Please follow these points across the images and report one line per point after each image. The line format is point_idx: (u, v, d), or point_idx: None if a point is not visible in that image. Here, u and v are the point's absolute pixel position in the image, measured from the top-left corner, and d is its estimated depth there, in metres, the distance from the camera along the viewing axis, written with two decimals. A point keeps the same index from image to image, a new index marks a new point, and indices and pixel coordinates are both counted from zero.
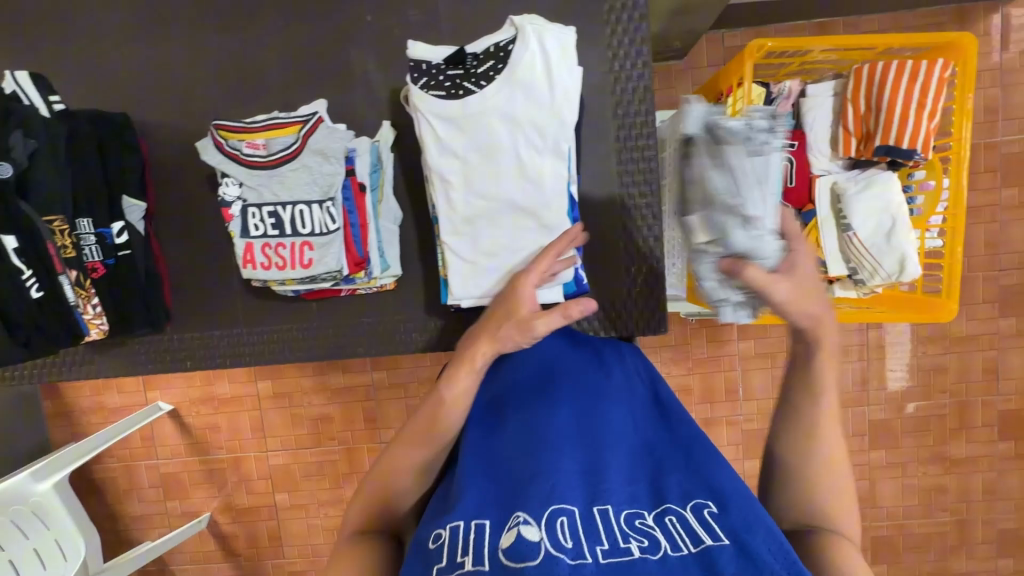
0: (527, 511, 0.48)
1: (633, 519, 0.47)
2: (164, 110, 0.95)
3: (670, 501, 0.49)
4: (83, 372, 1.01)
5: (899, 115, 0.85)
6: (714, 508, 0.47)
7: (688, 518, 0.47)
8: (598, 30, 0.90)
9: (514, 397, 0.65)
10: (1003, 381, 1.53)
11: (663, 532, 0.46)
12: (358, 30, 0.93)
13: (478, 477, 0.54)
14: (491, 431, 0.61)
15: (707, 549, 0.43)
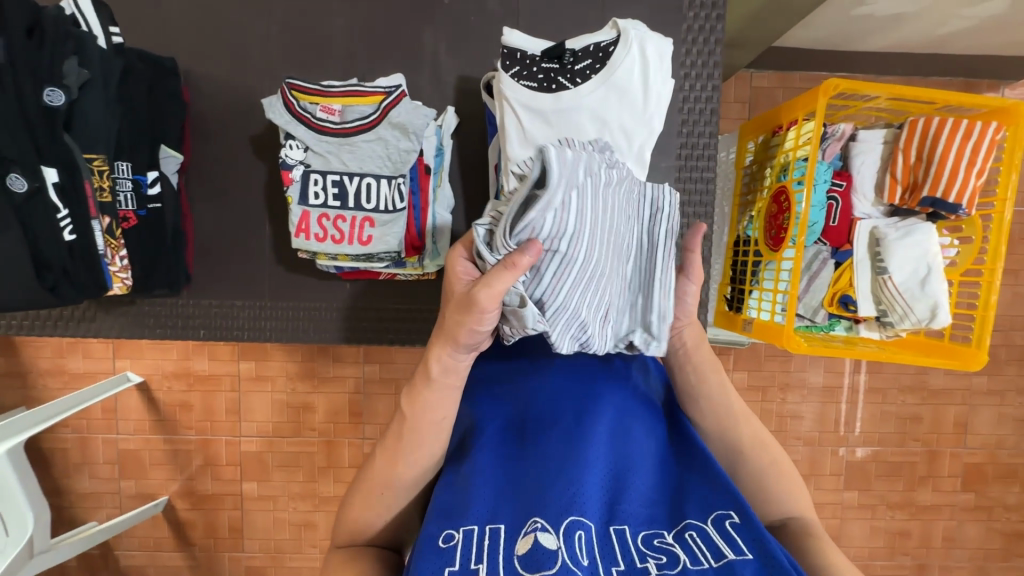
0: (545, 517, 0.49)
1: (650, 539, 0.49)
2: (217, 64, 0.91)
3: (691, 518, 0.51)
4: (86, 331, 0.94)
5: (949, 171, 0.89)
6: (735, 520, 0.50)
7: (710, 533, 0.49)
8: (676, 47, 0.91)
9: (528, 398, 0.65)
10: (972, 435, 1.61)
11: (683, 548, 0.47)
12: (432, 11, 0.91)
13: (492, 484, 0.54)
14: (505, 432, 0.61)
15: (729, 562, 0.45)
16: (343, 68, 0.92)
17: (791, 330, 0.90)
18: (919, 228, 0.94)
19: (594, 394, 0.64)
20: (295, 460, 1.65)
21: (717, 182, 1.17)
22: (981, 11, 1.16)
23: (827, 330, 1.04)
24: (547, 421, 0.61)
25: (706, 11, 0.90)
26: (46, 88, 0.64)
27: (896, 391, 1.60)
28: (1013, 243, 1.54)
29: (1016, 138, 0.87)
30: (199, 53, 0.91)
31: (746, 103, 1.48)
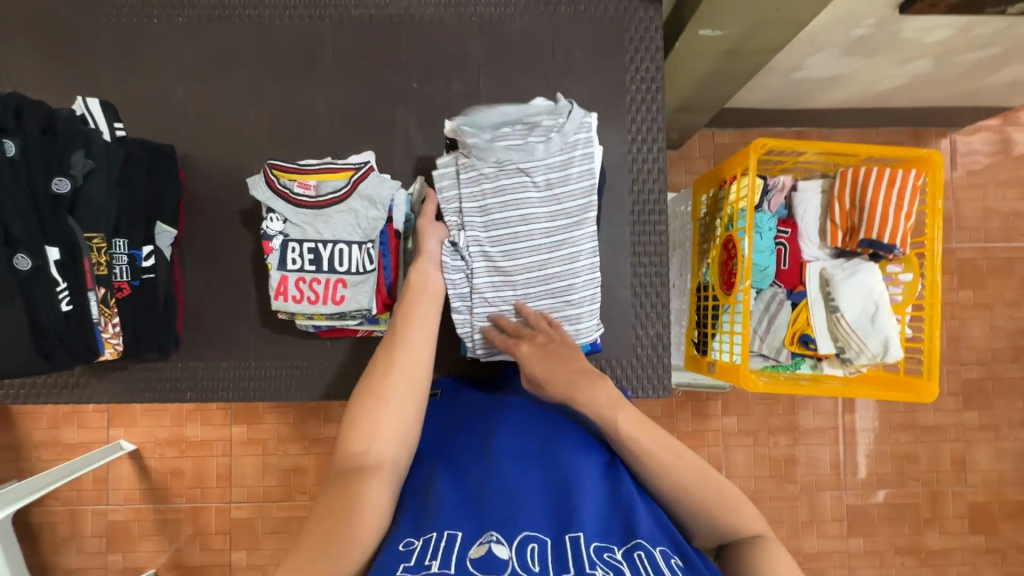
0: (499, 532, 0.52)
1: (602, 550, 0.50)
2: (212, 147, 1.02)
3: (641, 538, 0.52)
4: (79, 397, 0.99)
5: (881, 215, 0.96)
6: (679, 559, 0.50)
7: (656, 557, 0.49)
8: (622, 116, 1.02)
9: (497, 427, 0.68)
10: (971, 472, 1.59)
11: (630, 566, 0.48)
12: (405, 95, 1.02)
13: (453, 499, 0.57)
14: (474, 455, 0.64)
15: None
16: (326, 146, 1.02)
17: (748, 369, 0.94)
18: (863, 269, 1.00)
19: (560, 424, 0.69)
20: (286, 526, 1.63)
21: (678, 232, 1.25)
22: (909, 70, 1.28)
23: (793, 369, 1.08)
24: (511, 443, 0.65)
25: (645, 85, 1.02)
26: (55, 178, 0.73)
27: (887, 429, 1.60)
28: (981, 278, 1.60)
29: (936, 184, 0.95)
30: (197, 139, 1.02)
31: (708, 159, 1.59)
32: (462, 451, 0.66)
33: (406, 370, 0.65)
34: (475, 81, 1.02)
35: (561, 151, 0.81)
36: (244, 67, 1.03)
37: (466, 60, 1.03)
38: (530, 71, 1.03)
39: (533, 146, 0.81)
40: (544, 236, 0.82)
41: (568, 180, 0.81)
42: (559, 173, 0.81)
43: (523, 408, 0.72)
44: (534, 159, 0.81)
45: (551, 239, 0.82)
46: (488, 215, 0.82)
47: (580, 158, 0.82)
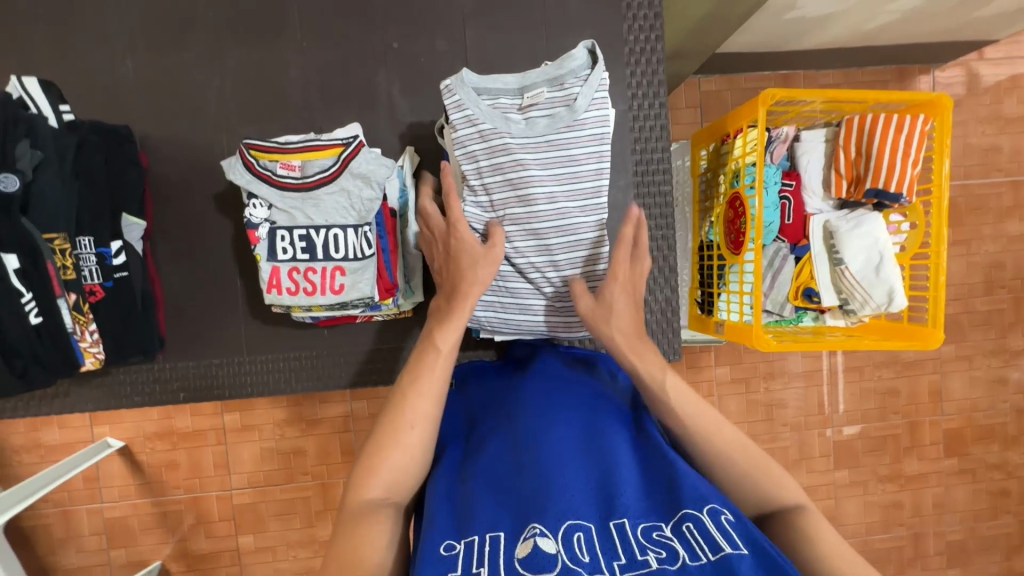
0: (543, 523, 0.50)
1: (650, 531, 0.49)
2: (174, 126, 0.92)
3: (686, 507, 0.50)
4: (61, 406, 0.92)
5: (887, 164, 0.94)
6: (730, 515, 0.49)
7: (706, 523, 0.48)
8: (621, 70, 0.95)
9: (519, 413, 0.66)
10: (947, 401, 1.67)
11: (681, 541, 0.47)
12: (383, 56, 0.93)
13: (489, 495, 0.56)
14: (503, 445, 0.62)
15: (727, 556, 0.44)
16: (301, 119, 0.93)
17: (760, 329, 0.93)
18: (866, 217, 1.00)
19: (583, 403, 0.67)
20: (288, 507, 1.62)
21: (675, 189, 1.21)
22: (903, 5, 1.23)
23: (796, 323, 1.09)
24: (537, 426, 0.63)
25: (644, 34, 0.95)
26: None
27: (871, 367, 1.65)
28: (961, 215, 1.62)
29: (942, 129, 0.92)
30: (155, 118, 0.91)
31: (696, 107, 1.54)
32: (490, 438, 0.64)
33: (425, 417, 0.61)
34: (460, 36, 0.94)
35: (566, 127, 0.76)
36: (200, 32, 0.91)
37: (448, 13, 0.93)
38: (518, 24, 0.94)
39: (560, 110, 0.76)
40: (572, 215, 0.79)
41: (573, 163, 0.77)
42: (599, 137, 0.77)
43: (544, 391, 0.69)
44: (528, 136, 0.76)
45: (571, 216, 0.79)
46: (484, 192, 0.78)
47: (588, 135, 0.77)
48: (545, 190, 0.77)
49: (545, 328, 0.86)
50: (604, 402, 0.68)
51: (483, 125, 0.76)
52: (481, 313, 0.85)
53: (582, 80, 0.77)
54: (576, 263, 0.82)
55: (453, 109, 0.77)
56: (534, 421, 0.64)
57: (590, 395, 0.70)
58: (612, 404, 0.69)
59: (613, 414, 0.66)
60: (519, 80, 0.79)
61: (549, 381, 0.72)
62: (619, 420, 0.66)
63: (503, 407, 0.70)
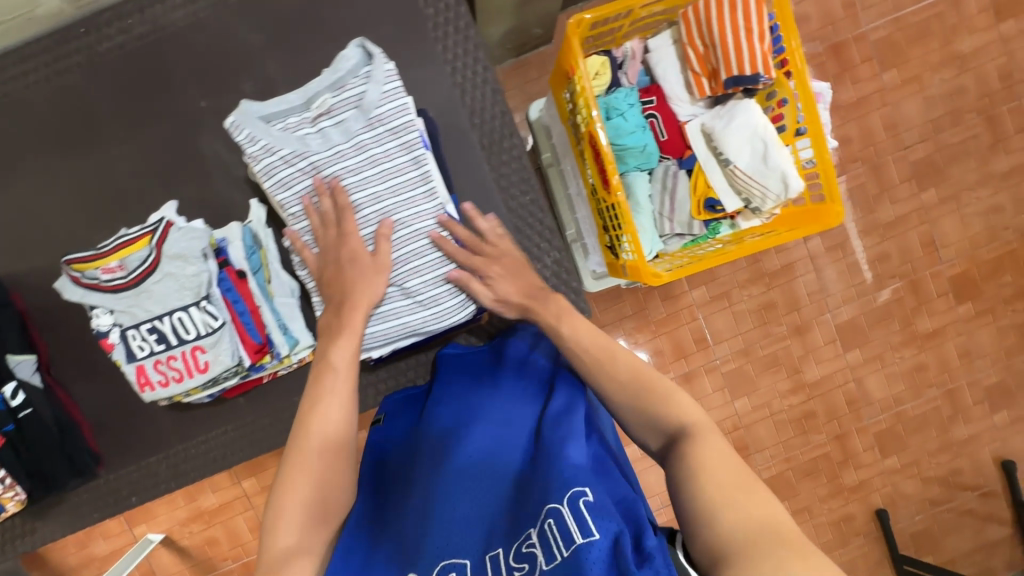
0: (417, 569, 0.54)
1: (518, 547, 0.52)
2: (33, 255, 0.93)
3: (550, 501, 0.52)
4: (37, 540, 0.98)
5: (736, 47, 0.87)
6: (589, 497, 0.51)
7: (564, 517, 0.50)
8: (431, 48, 0.90)
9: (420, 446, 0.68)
10: (954, 245, 1.39)
11: (541, 546, 0.50)
12: (198, 120, 0.91)
13: (388, 547, 0.59)
14: (406, 483, 0.65)
15: (577, 550, 0.47)
16: (146, 206, 0.93)
17: (645, 264, 0.89)
18: (738, 105, 0.92)
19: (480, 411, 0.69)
20: None
21: (555, 141, 1.15)
22: None
23: (711, 237, 1.02)
24: (432, 455, 0.65)
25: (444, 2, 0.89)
26: None
27: None
28: None
29: None
30: (14, 253, 0.93)
31: None
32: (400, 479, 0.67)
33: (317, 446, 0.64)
34: (262, 70, 0.90)
35: (363, 127, 0.73)
36: (22, 160, 0.92)
37: (243, 53, 0.90)
38: (316, 38, 0.90)
39: (348, 114, 0.73)
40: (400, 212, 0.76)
41: (378, 160, 0.74)
42: (397, 129, 0.73)
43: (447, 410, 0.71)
44: (330, 149, 0.73)
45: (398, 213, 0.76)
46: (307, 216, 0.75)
47: (386, 131, 0.73)
48: (366, 193, 0.74)
49: (420, 324, 0.79)
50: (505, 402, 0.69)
51: (276, 150, 0.73)
52: None
53: (363, 77, 0.73)
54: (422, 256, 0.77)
55: (246, 144, 0.72)
56: (432, 451, 0.66)
57: (486, 398, 0.71)
58: (515, 399, 0.70)
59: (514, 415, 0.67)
60: (302, 94, 0.74)
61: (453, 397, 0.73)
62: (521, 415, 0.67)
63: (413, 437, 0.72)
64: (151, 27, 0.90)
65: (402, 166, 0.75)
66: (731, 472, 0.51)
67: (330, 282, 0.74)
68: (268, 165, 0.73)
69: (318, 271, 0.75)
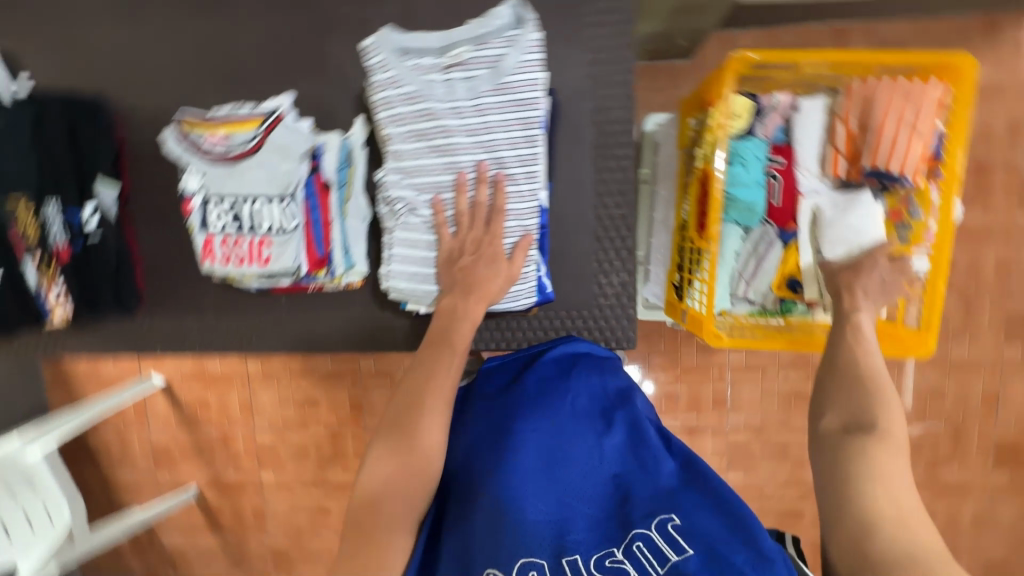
0: (499, 566, 0.55)
1: (603, 559, 0.55)
2: (139, 94, 0.95)
3: (637, 526, 0.56)
4: (54, 351, 1.02)
5: (892, 140, 0.83)
6: (677, 521, 0.55)
7: (654, 538, 0.54)
8: (581, 32, 0.86)
9: (474, 446, 0.68)
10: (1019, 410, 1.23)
11: (633, 562, 0.53)
12: (334, 22, 0.91)
13: (456, 533, 0.59)
14: (466, 477, 0.65)
15: (675, 565, 0.52)
16: (258, 86, 0.94)
17: (710, 323, 0.87)
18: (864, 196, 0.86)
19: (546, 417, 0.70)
20: (304, 449, 1.77)
21: (660, 161, 1.09)
22: None
23: (780, 315, 0.97)
24: (491, 454, 0.65)
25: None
26: None
27: None
28: None
29: (962, 100, 0.79)
30: (122, 86, 0.95)
31: None
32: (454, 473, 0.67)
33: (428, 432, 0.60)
34: None
35: (491, 91, 0.70)
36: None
37: None
38: None
39: (481, 72, 0.70)
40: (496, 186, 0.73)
41: (492, 128, 0.71)
42: (523, 104, 0.71)
43: (509, 412, 0.71)
44: (451, 102, 0.71)
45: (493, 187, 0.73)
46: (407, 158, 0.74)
47: (512, 102, 0.70)
48: (471, 156, 0.72)
49: None
50: (567, 413, 0.70)
51: (395, 84, 0.71)
52: (400, 285, 0.78)
53: (509, 41, 0.70)
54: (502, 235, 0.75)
55: (376, 71, 0.71)
56: (490, 451, 0.66)
57: (549, 402, 0.72)
58: (573, 416, 0.70)
59: (575, 430, 0.68)
60: (443, 37, 0.71)
61: (512, 398, 0.73)
62: (585, 429, 0.68)
63: (466, 432, 0.72)
64: None
65: (514, 141, 0.72)
66: (908, 493, 0.54)
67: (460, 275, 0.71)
68: (381, 97, 0.72)
69: (400, 213, 0.76)
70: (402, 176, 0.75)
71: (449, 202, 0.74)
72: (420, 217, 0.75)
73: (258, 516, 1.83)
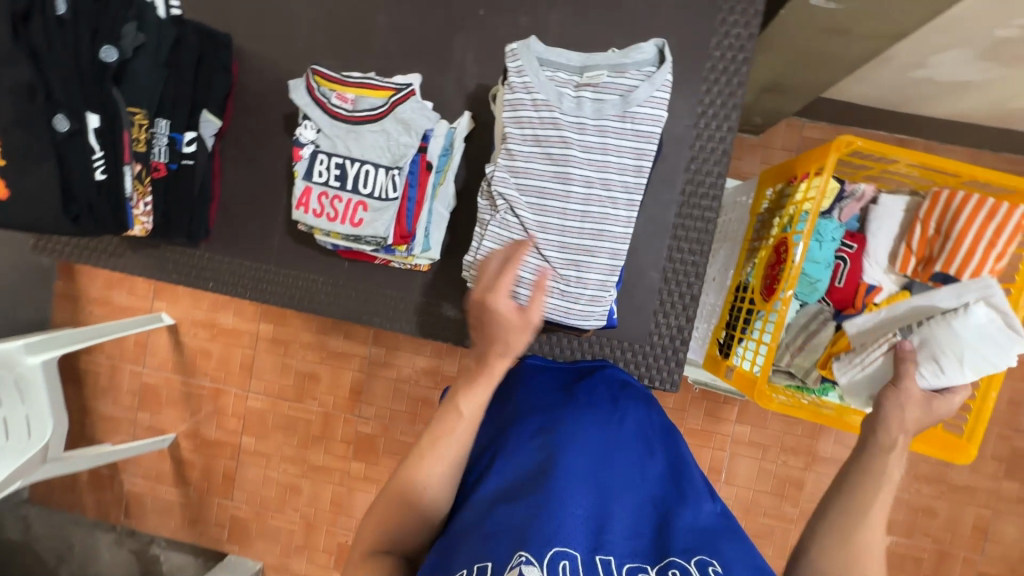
0: (530, 550, 0.51)
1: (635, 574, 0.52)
2: (267, 43, 1.00)
3: (674, 554, 0.54)
4: (114, 265, 1.04)
5: (966, 251, 0.85)
6: (718, 568, 0.52)
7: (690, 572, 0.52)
8: (696, 84, 0.91)
9: (518, 426, 0.68)
10: None
11: None
12: (467, 21, 0.96)
13: (488, 513, 0.57)
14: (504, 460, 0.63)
15: None
16: (379, 62, 0.98)
17: (764, 384, 0.87)
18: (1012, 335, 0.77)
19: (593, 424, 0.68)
20: (293, 423, 1.72)
21: (733, 224, 1.15)
22: None
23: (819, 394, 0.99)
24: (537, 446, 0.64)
25: (731, 54, 0.90)
26: (103, 46, 0.72)
27: (910, 478, 1.46)
28: None
29: None
30: (254, 33, 1.00)
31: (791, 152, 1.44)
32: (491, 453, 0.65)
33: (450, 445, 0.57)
34: (544, 15, 0.94)
35: (617, 115, 0.74)
36: None
37: None
38: (605, 17, 0.93)
39: (611, 97, 0.74)
40: (599, 204, 0.75)
41: (609, 149, 0.74)
42: (643, 134, 0.74)
43: (561, 413, 0.69)
44: (577, 117, 0.74)
45: (596, 203, 0.75)
46: (520, 159, 0.76)
47: (633, 131, 0.74)
48: (582, 171, 0.74)
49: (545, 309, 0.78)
50: (613, 427, 0.69)
51: (529, 88, 0.75)
52: None
53: (645, 75, 0.74)
54: (592, 253, 0.76)
55: (513, 73, 0.75)
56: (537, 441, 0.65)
57: (596, 412, 0.70)
58: (619, 431, 0.68)
59: (622, 447, 0.67)
60: (582, 59, 0.76)
61: (558, 399, 0.73)
62: (629, 449, 0.67)
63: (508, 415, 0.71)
64: None
65: (626, 167, 0.75)
66: None
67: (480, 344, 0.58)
68: (510, 98, 0.76)
69: (499, 208, 0.77)
70: (511, 174, 0.76)
71: (549, 209, 0.76)
72: (517, 218, 0.77)
73: (226, 480, 1.77)
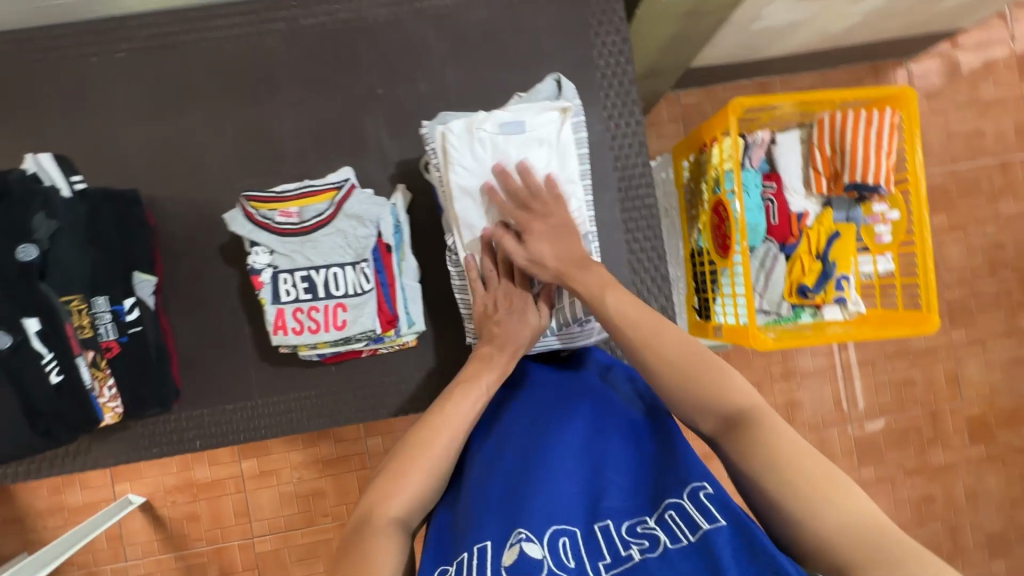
0: (529, 528, 0.53)
1: (634, 525, 0.53)
2: (177, 185, 0.97)
3: (670, 497, 0.55)
4: (82, 464, 0.95)
5: (862, 159, 0.99)
6: (709, 491, 0.53)
7: (687, 508, 0.52)
8: (594, 93, 1.00)
9: (508, 419, 0.71)
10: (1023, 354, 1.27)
11: (664, 529, 0.51)
12: (369, 102, 0.99)
13: (483, 511, 0.59)
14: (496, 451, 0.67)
15: (705, 535, 0.48)
16: (298, 166, 0.98)
17: (756, 328, 0.94)
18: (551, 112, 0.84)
19: (575, 406, 0.69)
20: (312, 551, 1.60)
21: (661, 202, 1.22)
22: (864, 6, 1.29)
23: (795, 320, 1.09)
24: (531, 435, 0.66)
25: (613, 58, 1.00)
26: (20, 246, 0.68)
27: (883, 360, 1.61)
28: (953, 200, 1.61)
29: (911, 120, 0.97)
30: (162, 180, 0.97)
31: (678, 121, 1.58)
32: (481, 447, 0.69)
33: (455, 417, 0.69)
34: (440, 76, 0.99)
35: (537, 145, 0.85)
36: (196, 95, 0.97)
37: (425, 56, 0.99)
38: (495, 60, 1.00)
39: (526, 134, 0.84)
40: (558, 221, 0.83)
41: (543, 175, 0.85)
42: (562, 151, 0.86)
43: (543, 406, 0.70)
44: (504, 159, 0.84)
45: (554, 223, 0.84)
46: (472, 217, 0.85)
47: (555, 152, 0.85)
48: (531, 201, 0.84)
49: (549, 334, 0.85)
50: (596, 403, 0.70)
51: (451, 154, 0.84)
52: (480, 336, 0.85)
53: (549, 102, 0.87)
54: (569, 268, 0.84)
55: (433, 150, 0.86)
56: (525, 431, 0.67)
57: (576, 395, 0.71)
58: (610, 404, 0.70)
59: (606, 413, 0.68)
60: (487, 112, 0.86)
61: (545, 389, 0.73)
62: (615, 417, 0.68)
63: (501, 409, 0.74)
64: (353, 15, 0.98)
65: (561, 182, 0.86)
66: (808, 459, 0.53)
67: (496, 328, 0.79)
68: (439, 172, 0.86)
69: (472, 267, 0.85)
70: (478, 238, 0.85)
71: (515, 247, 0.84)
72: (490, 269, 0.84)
73: None
